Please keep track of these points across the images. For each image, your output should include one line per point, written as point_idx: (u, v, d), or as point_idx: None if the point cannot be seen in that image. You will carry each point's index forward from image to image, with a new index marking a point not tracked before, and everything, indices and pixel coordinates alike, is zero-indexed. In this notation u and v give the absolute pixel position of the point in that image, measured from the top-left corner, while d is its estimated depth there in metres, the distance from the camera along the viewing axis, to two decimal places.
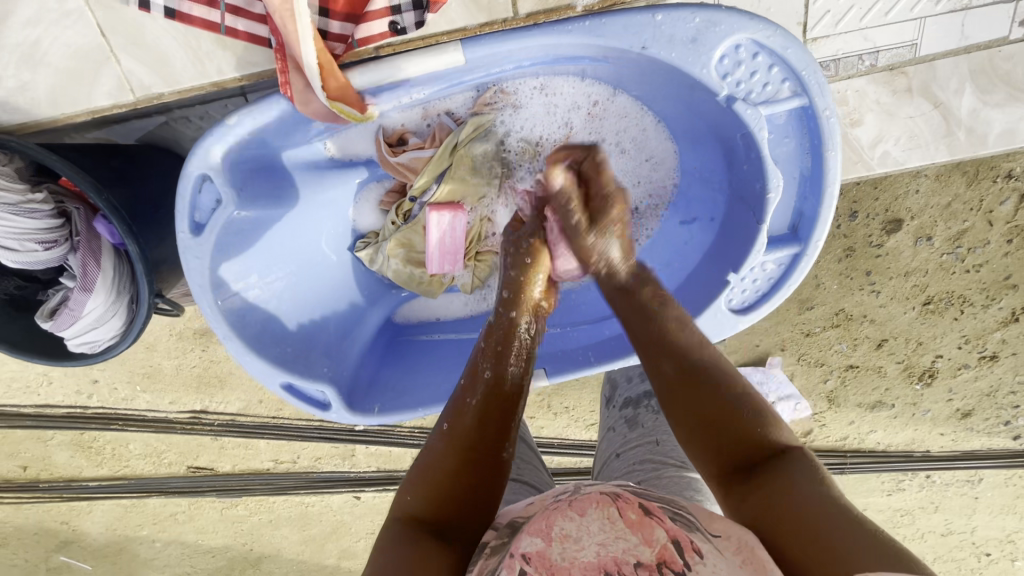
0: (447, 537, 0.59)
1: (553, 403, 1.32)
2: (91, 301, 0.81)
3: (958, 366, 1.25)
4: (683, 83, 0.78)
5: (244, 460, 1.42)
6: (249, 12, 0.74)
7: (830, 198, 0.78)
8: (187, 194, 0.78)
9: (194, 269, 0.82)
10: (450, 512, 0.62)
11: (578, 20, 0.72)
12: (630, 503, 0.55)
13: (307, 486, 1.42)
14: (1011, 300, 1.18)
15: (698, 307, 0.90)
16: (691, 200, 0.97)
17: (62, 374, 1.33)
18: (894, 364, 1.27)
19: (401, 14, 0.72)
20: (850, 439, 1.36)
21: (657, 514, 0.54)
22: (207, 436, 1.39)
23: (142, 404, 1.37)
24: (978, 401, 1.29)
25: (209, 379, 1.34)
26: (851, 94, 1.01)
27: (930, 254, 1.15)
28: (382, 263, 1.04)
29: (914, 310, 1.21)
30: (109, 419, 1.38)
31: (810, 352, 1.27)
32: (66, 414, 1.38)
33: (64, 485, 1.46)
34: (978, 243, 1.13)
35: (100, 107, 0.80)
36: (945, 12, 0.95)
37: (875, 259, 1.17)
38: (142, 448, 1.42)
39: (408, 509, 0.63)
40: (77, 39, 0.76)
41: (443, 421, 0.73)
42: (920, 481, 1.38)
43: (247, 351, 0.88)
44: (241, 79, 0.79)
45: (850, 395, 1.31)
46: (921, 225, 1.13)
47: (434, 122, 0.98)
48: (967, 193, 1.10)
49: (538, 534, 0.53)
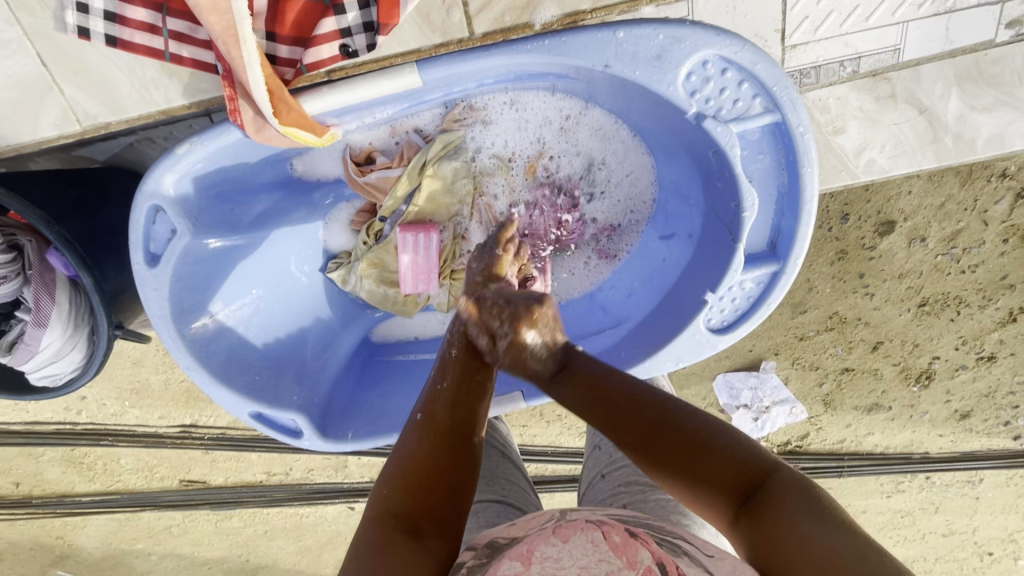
0: (421, 531, 0.55)
1: (546, 411, 1.30)
2: (47, 336, 0.79)
3: (955, 367, 1.22)
4: (651, 100, 0.76)
5: (235, 473, 1.39)
6: (192, 38, 0.71)
7: (808, 215, 0.75)
8: (140, 225, 0.77)
9: (152, 299, 0.80)
10: (428, 505, 0.57)
11: (537, 39, 0.70)
12: (616, 527, 0.52)
13: (300, 498, 1.40)
14: (1008, 300, 1.14)
15: (676, 326, 0.87)
16: (670, 216, 0.94)
17: None
18: (891, 367, 1.24)
19: (352, 37, 0.69)
20: (848, 441, 1.33)
21: (644, 538, 0.51)
22: (198, 449, 1.36)
23: (131, 419, 1.34)
24: (976, 401, 1.26)
25: (198, 394, 1.31)
26: (833, 101, 0.98)
27: (924, 255, 1.12)
28: (355, 284, 1.01)
29: (910, 312, 1.18)
30: (98, 436, 1.36)
31: (804, 356, 1.24)
32: (55, 431, 1.36)
33: (57, 501, 1.44)
34: (974, 243, 1.10)
35: (46, 137, 0.78)
36: (928, 15, 0.91)
37: (868, 262, 1.14)
38: (133, 463, 1.40)
39: (383, 502, 0.57)
40: (19, 69, 0.74)
41: (417, 409, 0.67)
42: (920, 482, 1.35)
43: (213, 381, 0.86)
44: (190, 105, 0.76)
45: (847, 399, 1.28)
46: (915, 226, 1.10)
47: (403, 139, 0.95)
48: (961, 193, 1.07)
49: (517, 558, 0.50)
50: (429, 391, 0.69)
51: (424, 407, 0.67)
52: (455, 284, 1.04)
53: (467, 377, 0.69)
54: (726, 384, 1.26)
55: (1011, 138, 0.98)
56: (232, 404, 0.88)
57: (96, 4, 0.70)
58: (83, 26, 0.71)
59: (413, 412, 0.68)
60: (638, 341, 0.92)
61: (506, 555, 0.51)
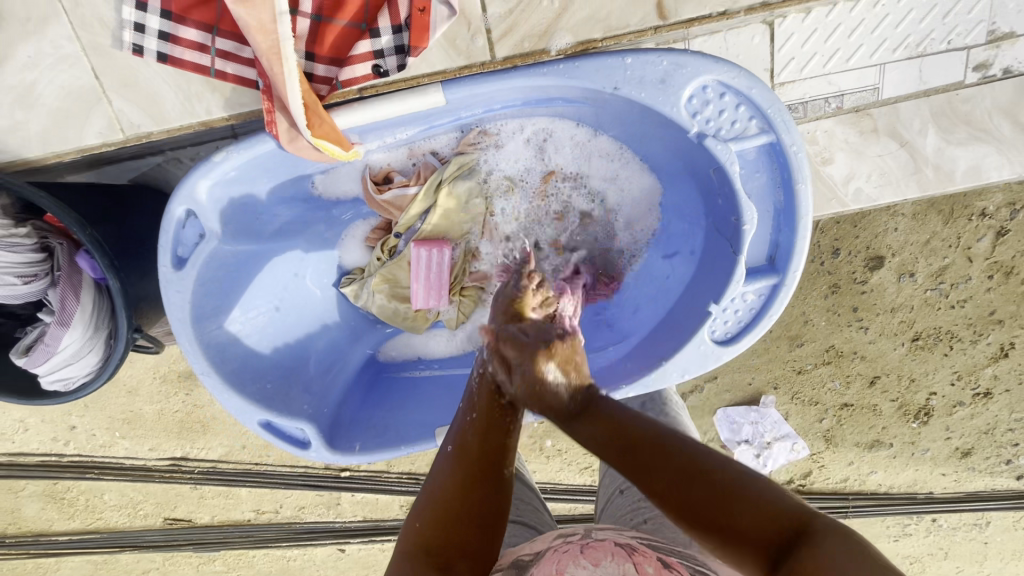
0: (450, 565, 0.58)
1: (546, 446, 1.29)
2: (67, 336, 0.79)
3: (953, 404, 1.25)
4: (657, 120, 0.81)
5: (225, 511, 1.36)
6: (238, 56, 0.73)
7: (804, 230, 0.80)
8: (170, 230, 0.79)
9: (175, 302, 0.82)
10: (456, 539, 0.61)
11: (553, 63, 0.75)
12: (647, 558, 0.57)
13: (290, 539, 1.36)
14: (999, 335, 1.19)
15: (681, 337, 0.90)
16: (672, 235, 0.99)
17: (38, 420, 1.30)
18: (889, 403, 1.26)
19: (384, 58, 0.73)
20: (851, 480, 1.33)
21: (676, 568, 0.56)
22: (187, 484, 1.35)
23: (121, 450, 1.33)
24: (976, 439, 1.27)
25: (194, 424, 1.31)
26: (820, 134, 1.06)
27: (914, 290, 1.18)
28: (367, 298, 1.04)
29: (904, 346, 1.22)
30: (84, 468, 1.34)
31: (803, 391, 1.27)
32: (40, 463, 1.34)
33: (32, 540, 1.40)
34: (960, 279, 1.16)
35: (89, 145, 0.79)
36: (903, 58, 1.00)
37: (860, 296, 1.19)
38: (117, 499, 1.37)
39: (415, 536, 0.62)
40: (69, 80, 0.77)
41: (449, 441, 0.71)
42: (926, 525, 1.34)
43: (225, 388, 0.87)
44: (230, 118, 0.79)
45: (847, 435, 1.30)
46: (903, 262, 1.16)
47: (419, 161, 1.00)
48: (945, 231, 1.13)
49: None
50: (459, 422, 0.72)
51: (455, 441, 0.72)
52: (464, 300, 1.06)
53: (494, 406, 0.73)
54: (727, 419, 1.28)
55: (986, 171, 1.06)
56: (242, 412, 0.89)
57: (152, 24, 0.73)
58: (138, 44, 0.74)
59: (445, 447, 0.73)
60: (643, 355, 0.96)
61: None
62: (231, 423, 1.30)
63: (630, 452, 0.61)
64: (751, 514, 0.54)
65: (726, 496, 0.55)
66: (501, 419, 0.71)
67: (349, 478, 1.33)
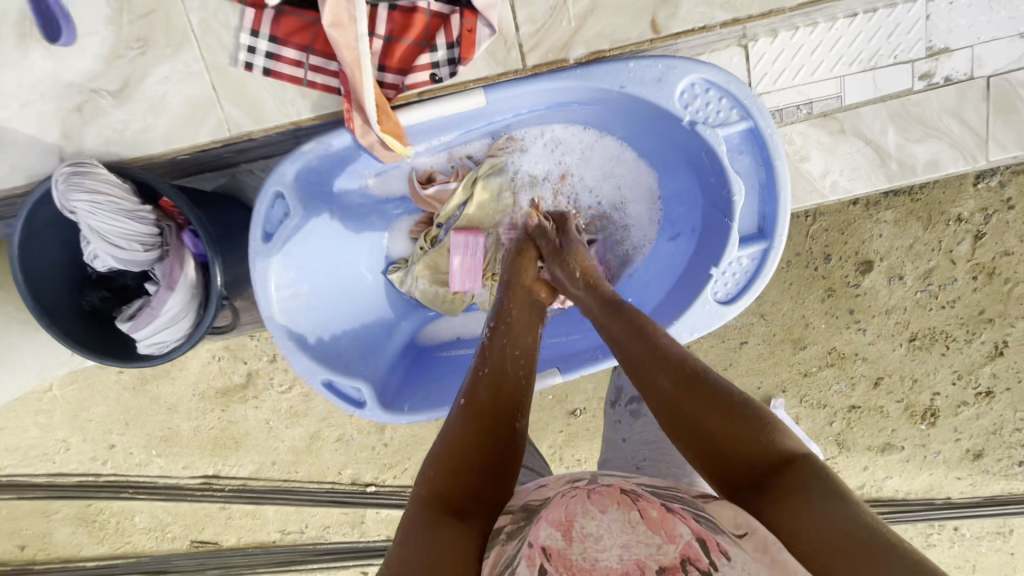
0: (465, 510, 0.69)
1: (566, 456, 1.48)
2: (172, 298, 0.95)
3: (958, 404, 1.46)
4: (656, 115, 1.00)
5: (249, 531, 1.64)
6: (326, 70, 0.91)
7: (785, 200, 0.97)
8: (262, 208, 0.95)
9: (260, 271, 0.97)
10: (469, 486, 0.72)
11: (571, 70, 0.94)
12: (653, 505, 0.65)
13: (313, 557, 1.64)
14: (990, 334, 1.40)
15: (689, 301, 1.05)
16: (674, 220, 1.15)
17: (80, 442, 1.56)
18: (896, 405, 1.48)
19: (439, 68, 0.92)
20: (868, 486, 1.56)
21: (682, 514, 0.63)
22: (217, 503, 1.62)
23: (155, 468, 1.60)
24: (985, 440, 1.48)
25: (224, 444, 1.58)
26: (796, 136, 1.25)
27: (905, 291, 1.38)
28: (410, 284, 1.20)
29: (903, 346, 1.43)
30: (119, 488, 1.60)
31: (811, 394, 1.48)
32: (77, 483, 1.60)
33: (60, 565, 1.67)
34: (947, 280, 1.36)
35: (202, 142, 0.95)
36: (858, 71, 1.20)
37: (856, 298, 1.39)
38: (146, 522, 1.64)
39: (430, 483, 0.72)
40: (183, 89, 0.92)
41: (462, 394, 0.83)
42: (950, 534, 1.57)
43: (297, 349, 1.01)
44: (315, 118, 0.95)
45: (858, 439, 1.52)
46: (891, 265, 1.36)
47: (457, 164, 1.19)
48: (926, 236, 1.33)
49: (559, 529, 0.62)
50: (472, 376, 0.85)
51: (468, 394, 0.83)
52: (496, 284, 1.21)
53: (504, 363, 0.86)
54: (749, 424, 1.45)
55: (943, 163, 1.24)
56: (309, 372, 1.03)
57: (261, 46, 0.89)
58: (249, 61, 0.90)
59: (459, 399, 0.84)
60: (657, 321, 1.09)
61: (546, 518, 0.65)
62: (262, 439, 1.58)
63: (658, 370, 0.78)
64: (741, 428, 0.70)
65: (730, 410, 0.71)
66: (509, 379, 0.84)
67: (372, 494, 1.61)
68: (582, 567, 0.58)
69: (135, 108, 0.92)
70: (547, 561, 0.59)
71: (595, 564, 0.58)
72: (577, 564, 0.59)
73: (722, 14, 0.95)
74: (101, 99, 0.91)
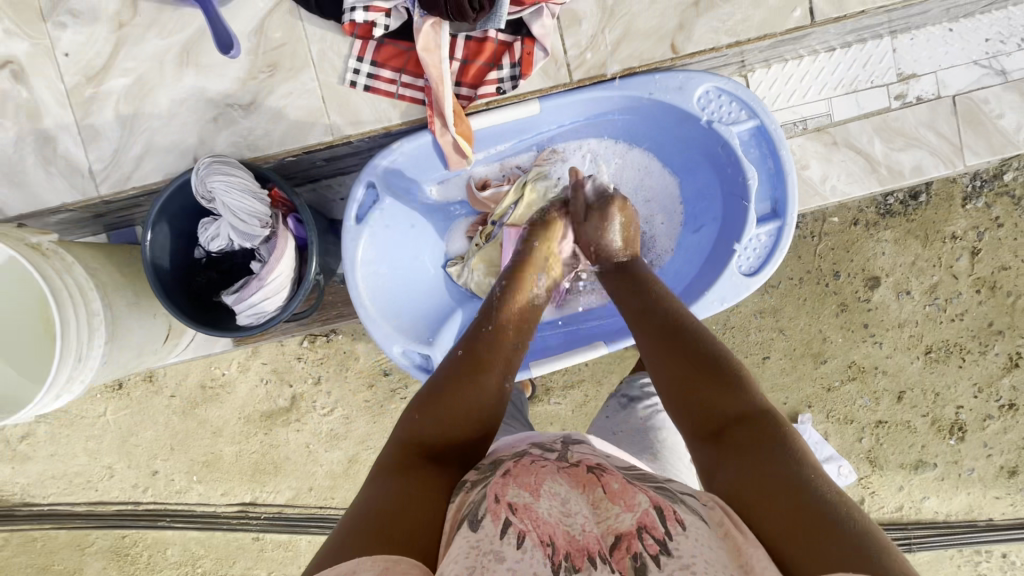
0: (440, 456, 0.79)
1: None
2: (280, 265, 1.11)
3: (983, 418, 1.54)
4: (678, 118, 1.21)
5: (280, 565, 1.70)
6: (414, 85, 1.14)
7: (791, 184, 1.15)
8: (357, 195, 1.15)
9: (350, 247, 1.16)
10: (448, 433, 0.82)
11: (609, 82, 1.17)
12: (616, 478, 0.75)
13: None
14: (1003, 346, 1.51)
15: (718, 276, 1.20)
16: (697, 215, 1.33)
17: (126, 467, 1.68)
18: (921, 418, 1.55)
19: (502, 83, 1.15)
20: (906, 508, 1.59)
21: (642, 487, 0.73)
22: (250, 535, 1.69)
23: (195, 494, 1.69)
24: (1017, 457, 1.55)
25: (263, 469, 1.66)
26: (795, 148, 1.46)
27: (915, 305, 1.51)
28: (467, 276, 1.35)
29: (920, 359, 1.53)
30: (158, 516, 1.70)
31: (836, 408, 1.57)
32: (116, 511, 1.71)
33: None
34: (952, 294, 1.50)
35: (310, 144, 1.16)
36: (842, 94, 1.43)
37: (867, 313, 1.53)
38: (178, 554, 1.73)
39: (415, 424, 0.82)
40: (299, 102, 1.14)
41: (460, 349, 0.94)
42: (1000, 562, 1.59)
43: (377, 318, 1.18)
44: (402, 123, 1.16)
45: (889, 457, 1.57)
46: (897, 280, 1.51)
47: (508, 173, 1.39)
48: (925, 253, 1.50)
49: (524, 490, 0.72)
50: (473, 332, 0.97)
51: (467, 347, 0.93)
52: None
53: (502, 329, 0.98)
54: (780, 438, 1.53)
55: (927, 169, 1.44)
56: (387, 340, 1.19)
57: (365, 68, 1.13)
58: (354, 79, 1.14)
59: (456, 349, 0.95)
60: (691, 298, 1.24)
61: (516, 477, 0.74)
62: (301, 463, 1.66)
63: (659, 333, 0.90)
64: (727, 393, 0.80)
65: (714, 373, 0.82)
66: (502, 345, 0.96)
67: None
68: (545, 521, 0.67)
69: (260, 118, 1.15)
70: (512, 513, 0.67)
71: (556, 523, 0.67)
72: (540, 519, 0.68)
73: (727, 39, 1.16)
74: (233, 111, 1.14)
